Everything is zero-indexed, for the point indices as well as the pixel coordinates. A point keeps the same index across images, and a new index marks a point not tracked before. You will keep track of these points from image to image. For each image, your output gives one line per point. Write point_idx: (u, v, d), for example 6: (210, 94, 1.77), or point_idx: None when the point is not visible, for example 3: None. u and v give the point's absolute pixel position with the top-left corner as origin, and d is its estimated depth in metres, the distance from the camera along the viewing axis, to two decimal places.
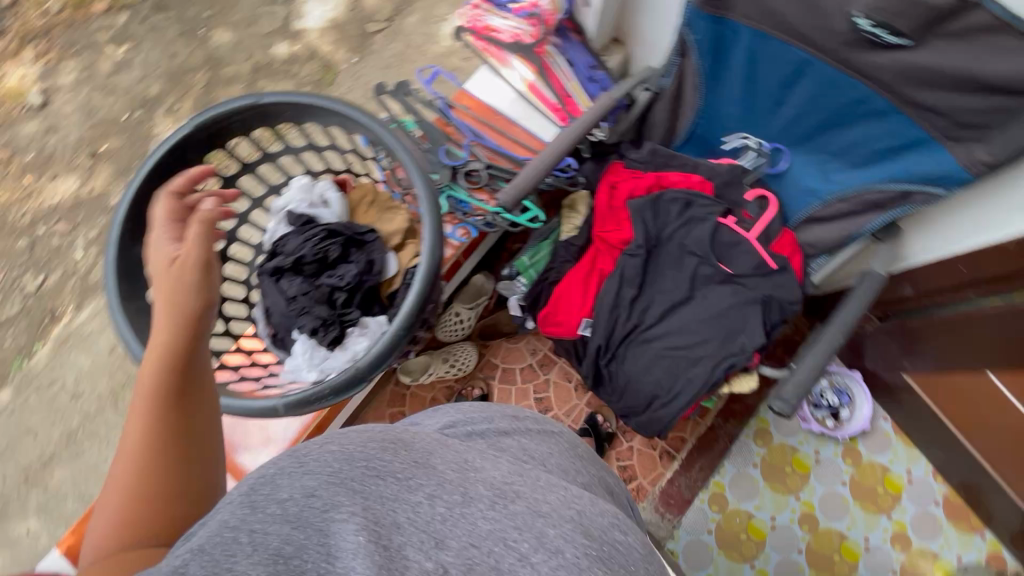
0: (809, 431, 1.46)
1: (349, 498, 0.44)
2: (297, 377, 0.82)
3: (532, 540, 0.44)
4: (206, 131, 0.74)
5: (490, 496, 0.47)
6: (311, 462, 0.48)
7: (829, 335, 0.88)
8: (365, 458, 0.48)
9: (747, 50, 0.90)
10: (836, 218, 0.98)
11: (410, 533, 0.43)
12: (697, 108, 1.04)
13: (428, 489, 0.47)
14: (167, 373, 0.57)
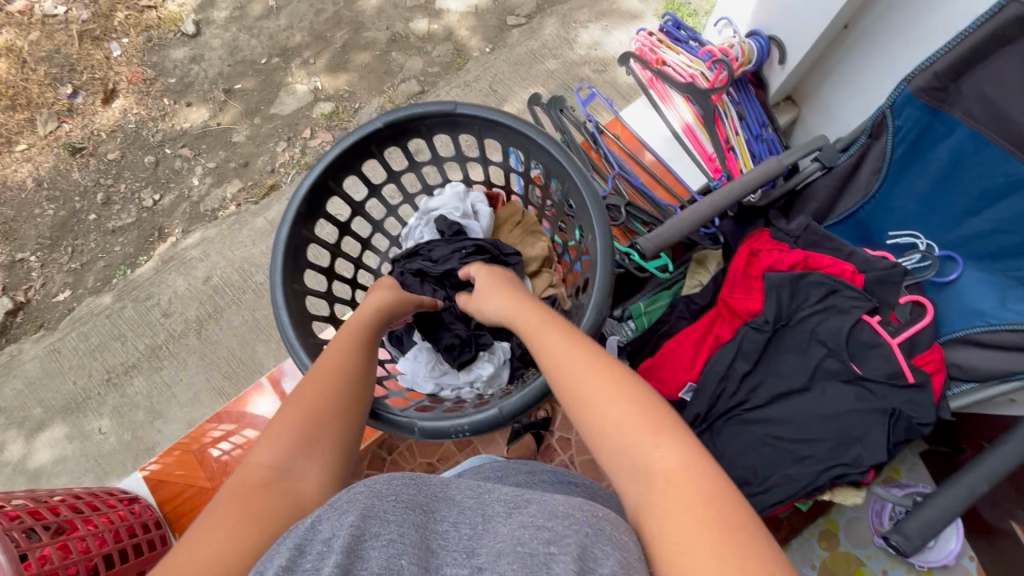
0: (880, 547, 1.34)
1: (385, 528, 0.49)
2: (415, 384, 0.88)
3: (557, 519, 0.51)
4: (393, 129, 0.75)
5: (502, 511, 0.55)
6: (338, 500, 0.52)
7: (967, 480, 0.79)
8: (391, 490, 0.54)
9: (955, 149, 0.82)
10: (1002, 347, 0.86)
11: (445, 555, 0.49)
12: (869, 194, 0.96)
13: (450, 515, 0.54)
14: (362, 367, 0.70)
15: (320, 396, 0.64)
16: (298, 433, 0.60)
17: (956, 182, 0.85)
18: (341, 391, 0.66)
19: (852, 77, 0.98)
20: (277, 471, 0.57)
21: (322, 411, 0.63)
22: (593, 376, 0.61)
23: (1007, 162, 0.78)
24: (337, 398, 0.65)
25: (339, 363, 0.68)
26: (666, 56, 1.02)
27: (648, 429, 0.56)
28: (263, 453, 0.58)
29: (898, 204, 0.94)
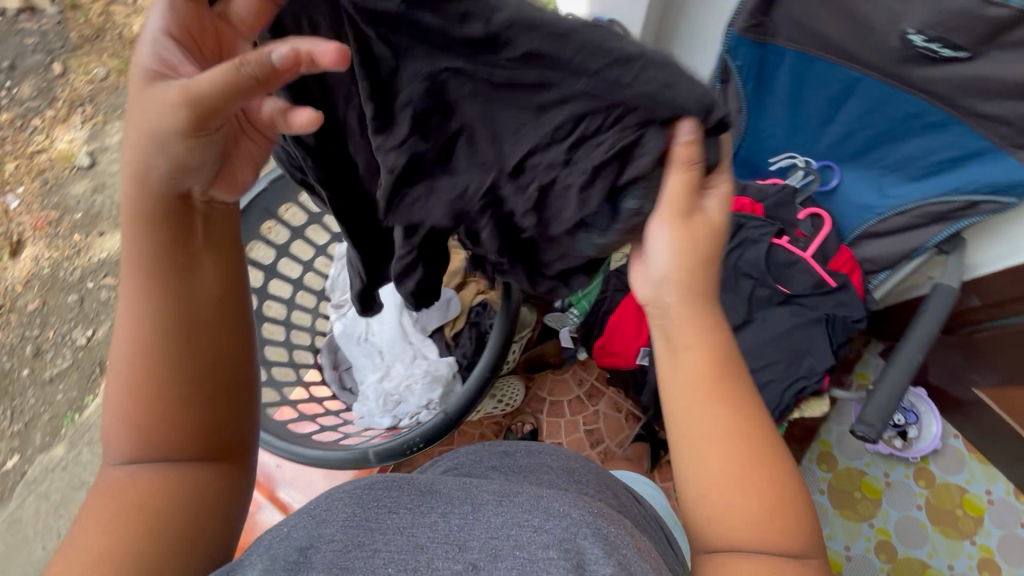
0: (875, 453, 1.40)
1: (370, 537, 0.53)
2: (372, 422, 0.99)
3: (542, 513, 0.55)
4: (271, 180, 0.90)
5: (492, 500, 0.58)
6: (326, 513, 0.57)
7: (906, 355, 0.85)
8: (373, 497, 0.59)
9: (793, 72, 0.90)
10: (895, 233, 0.97)
11: (433, 548, 0.53)
12: (742, 131, 1.04)
13: (437, 508, 0.58)
14: (193, 331, 0.58)
15: (133, 375, 0.56)
16: (134, 425, 0.56)
17: (805, 101, 0.94)
18: (156, 369, 0.56)
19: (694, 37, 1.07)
20: (128, 474, 0.56)
21: (166, 385, 0.56)
22: (724, 462, 0.60)
23: (836, 71, 0.86)
24: (155, 377, 0.56)
25: (138, 336, 0.56)
26: None
27: (771, 528, 0.59)
28: (109, 453, 0.58)
29: (769, 133, 1.02)
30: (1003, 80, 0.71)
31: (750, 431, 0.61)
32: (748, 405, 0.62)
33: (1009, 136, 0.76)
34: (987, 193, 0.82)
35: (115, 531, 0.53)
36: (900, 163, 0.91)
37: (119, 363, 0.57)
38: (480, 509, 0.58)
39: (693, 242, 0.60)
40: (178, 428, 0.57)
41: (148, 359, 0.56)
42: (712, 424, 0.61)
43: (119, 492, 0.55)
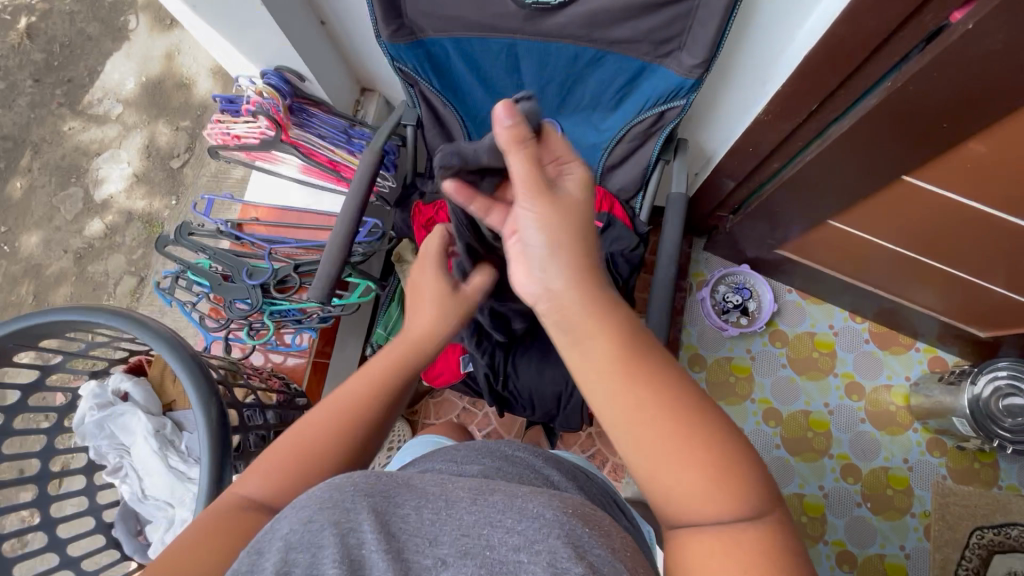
0: (732, 337, 1.50)
1: (352, 518, 0.41)
2: None
3: (515, 514, 0.43)
4: None
5: (468, 494, 0.45)
6: (300, 497, 0.44)
7: (662, 276, 0.90)
8: (357, 482, 0.44)
9: (459, 55, 0.88)
10: (626, 160, 1.00)
11: (406, 539, 0.41)
12: (460, 118, 1.01)
13: (415, 496, 0.44)
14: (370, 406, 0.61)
15: (324, 431, 0.58)
16: (288, 474, 0.55)
17: (489, 76, 0.93)
18: (343, 440, 0.58)
19: (371, 52, 1.01)
20: (259, 511, 0.52)
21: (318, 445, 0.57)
22: (652, 430, 0.47)
23: (491, 43, 0.85)
24: (332, 445, 0.58)
25: (354, 403, 0.61)
26: (232, 130, 0.97)
27: (715, 493, 0.45)
28: (248, 484, 0.54)
29: (484, 112, 1.01)
30: (609, 8, 0.75)
31: (671, 395, 0.49)
32: (662, 378, 0.49)
33: (650, 50, 0.80)
34: (665, 101, 0.87)
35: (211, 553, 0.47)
36: (594, 99, 0.93)
37: (319, 419, 0.59)
38: (458, 501, 0.45)
39: (564, 211, 0.53)
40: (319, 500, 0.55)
41: (341, 428, 0.59)
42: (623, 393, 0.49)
43: (238, 525, 0.50)
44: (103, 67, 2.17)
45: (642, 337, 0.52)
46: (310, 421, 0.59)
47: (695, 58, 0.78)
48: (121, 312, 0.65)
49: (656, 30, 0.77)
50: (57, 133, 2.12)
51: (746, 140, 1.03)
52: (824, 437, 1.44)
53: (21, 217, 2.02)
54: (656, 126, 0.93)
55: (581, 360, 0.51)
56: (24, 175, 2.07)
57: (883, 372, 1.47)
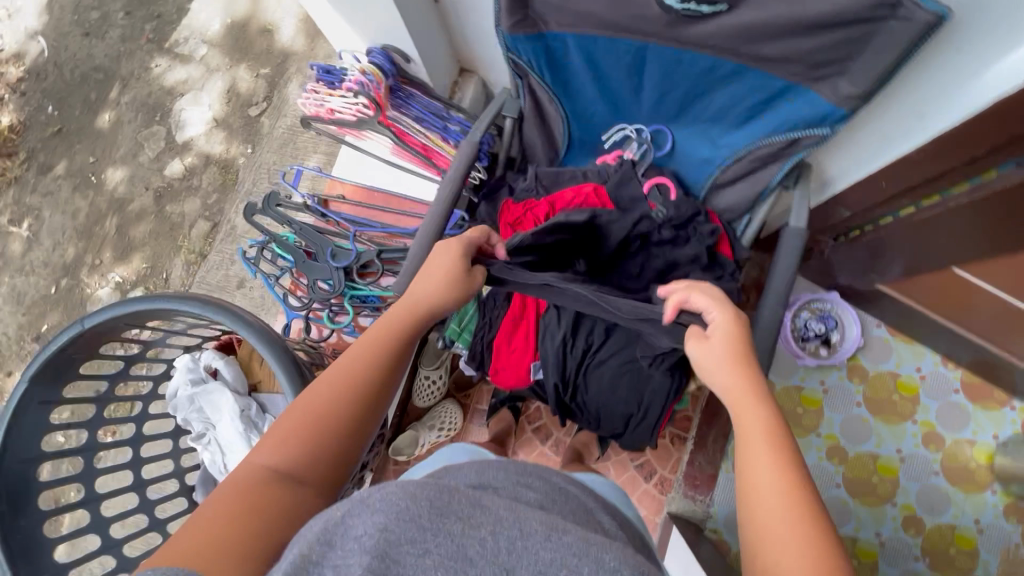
0: (807, 367, 1.42)
1: (424, 535, 0.40)
2: None
3: (592, 564, 0.41)
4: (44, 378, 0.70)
5: (543, 528, 0.43)
6: (375, 499, 0.43)
7: (767, 314, 0.83)
8: (429, 495, 0.44)
9: (581, 53, 0.82)
10: (740, 179, 0.92)
11: (482, 567, 0.40)
12: (563, 114, 0.96)
13: (488, 522, 0.43)
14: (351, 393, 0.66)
15: (314, 415, 0.63)
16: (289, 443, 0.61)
17: (607, 76, 0.86)
18: (328, 415, 0.64)
19: (481, 33, 0.94)
20: (277, 479, 0.58)
21: (324, 420, 0.63)
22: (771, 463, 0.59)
23: (619, 44, 0.78)
24: (332, 410, 0.64)
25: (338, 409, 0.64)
26: (328, 102, 0.96)
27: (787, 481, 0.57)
28: (264, 452, 0.60)
29: (592, 112, 0.95)
30: (768, 24, 0.65)
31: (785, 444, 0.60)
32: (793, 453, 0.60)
33: (801, 72, 0.71)
34: (804, 127, 0.78)
35: (200, 545, 0.49)
36: (718, 113, 0.85)
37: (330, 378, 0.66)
38: (532, 535, 0.43)
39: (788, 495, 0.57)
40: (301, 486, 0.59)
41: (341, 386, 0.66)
42: (732, 382, 0.68)
43: (257, 489, 0.57)
44: (192, 5, 2.17)
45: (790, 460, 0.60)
46: (323, 383, 0.66)
47: (856, 87, 0.69)
48: (214, 304, 0.66)
49: (816, 51, 0.67)
50: (145, 70, 2.15)
51: (881, 174, 0.90)
52: (889, 483, 1.36)
53: (107, 150, 2.11)
54: (784, 150, 0.83)
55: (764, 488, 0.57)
56: (113, 107, 2.13)
57: (968, 426, 1.37)
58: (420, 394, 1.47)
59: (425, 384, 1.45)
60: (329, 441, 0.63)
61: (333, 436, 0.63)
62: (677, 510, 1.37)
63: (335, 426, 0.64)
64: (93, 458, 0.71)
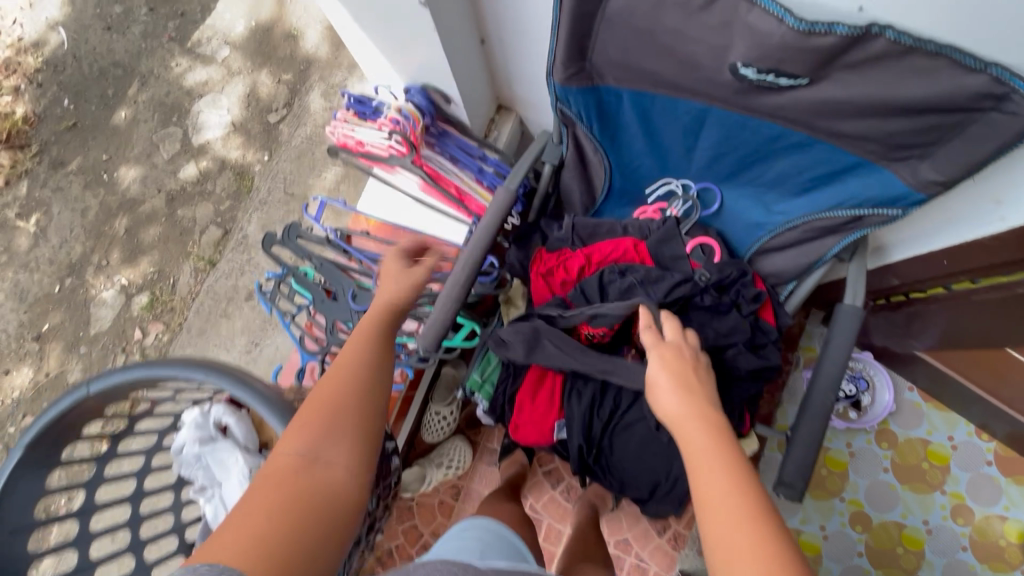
0: (833, 427, 1.36)
1: None
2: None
3: None
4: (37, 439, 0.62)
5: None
6: None
7: (817, 399, 0.77)
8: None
9: (635, 108, 0.77)
10: (791, 246, 0.87)
11: None
12: (608, 165, 0.91)
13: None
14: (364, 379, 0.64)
15: (329, 398, 0.61)
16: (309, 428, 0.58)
17: (659, 132, 0.81)
18: (345, 394, 0.61)
19: (526, 76, 0.89)
20: (308, 466, 0.56)
21: (343, 406, 0.61)
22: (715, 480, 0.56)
23: (679, 104, 0.73)
24: (348, 395, 0.61)
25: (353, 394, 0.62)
26: (357, 135, 0.90)
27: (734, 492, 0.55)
28: (291, 440, 0.57)
29: (637, 165, 0.90)
30: (851, 102, 0.60)
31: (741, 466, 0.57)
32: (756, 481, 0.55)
33: (878, 151, 0.66)
34: (871, 205, 0.72)
35: (254, 542, 0.49)
36: (776, 180, 0.80)
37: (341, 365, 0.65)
38: None
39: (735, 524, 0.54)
40: (334, 465, 0.56)
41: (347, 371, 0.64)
42: (676, 405, 0.64)
43: (288, 478, 0.54)
44: (217, 5, 2.12)
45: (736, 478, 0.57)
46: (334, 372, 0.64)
47: (939, 173, 0.63)
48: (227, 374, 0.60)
49: (900, 134, 0.62)
50: (165, 69, 2.10)
51: (945, 252, 0.85)
52: (915, 556, 1.30)
53: (121, 148, 2.06)
54: (844, 225, 0.78)
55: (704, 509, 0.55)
56: (130, 105, 2.09)
57: (1000, 502, 1.31)
58: (429, 429, 1.42)
59: (435, 419, 1.39)
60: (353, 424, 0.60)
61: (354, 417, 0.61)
62: (691, 569, 1.32)
63: (356, 404, 0.61)
64: (89, 521, 0.65)
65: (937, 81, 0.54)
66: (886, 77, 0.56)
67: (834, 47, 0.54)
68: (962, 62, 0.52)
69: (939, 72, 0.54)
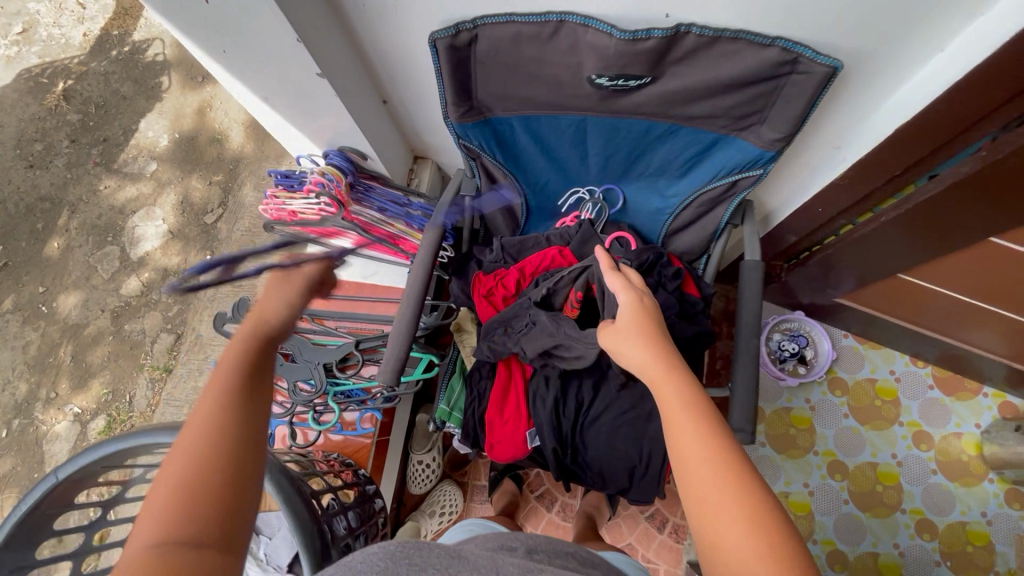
0: (790, 387, 1.45)
1: None
2: None
3: None
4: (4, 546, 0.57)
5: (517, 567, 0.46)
6: (359, 562, 0.45)
7: (745, 346, 0.86)
8: (406, 554, 0.45)
9: (526, 131, 0.88)
10: (692, 223, 0.98)
11: None
12: (520, 188, 1.01)
13: (466, 569, 0.45)
14: (228, 422, 0.53)
15: (189, 466, 0.49)
16: (171, 508, 0.47)
17: (553, 147, 0.91)
18: (211, 445, 0.51)
19: (430, 125, 0.99)
20: (170, 547, 0.45)
21: (205, 462, 0.50)
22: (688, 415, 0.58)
23: (560, 119, 0.84)
24: (213, 446, 0.51)
25: (213, 444, 0.51)
26: (289, 206, 0.97)
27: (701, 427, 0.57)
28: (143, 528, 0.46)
29: (544, 181, 1.00)
30: (690, 88, 0.72)
31: (741, 466, 0.54)
32: (750, 466, 0.54)
33: (727, 124, 0.78)
34: (740, 170, 0.84)
35: None
36: (661, 167, 0.91)
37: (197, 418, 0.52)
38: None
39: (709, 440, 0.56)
40: (203, 532, 0.47)
41: (214, 421, 0.52)
42: (641, 351, 0.68)
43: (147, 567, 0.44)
44: (138, 125, 2.21)
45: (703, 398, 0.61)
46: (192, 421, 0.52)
47: (778, 131, 0.76)
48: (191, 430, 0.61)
49: (737, 106, 0.74)
50: (94, 193, 2.14)
51: (816, 200, 0.98)
52: (894, 490, 1.37)
53: (58, 277, 2.05)
54: (727, 193, 0.90)
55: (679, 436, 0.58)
56: (62, 234, 2.10)
57: (951, 420, 1.41)
58: (415, 481, 1.41)
59: (419, 469, 1.39)
60: (218, 475, 0.49)
61: (223, 469, 0.50)
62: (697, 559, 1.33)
63: (212, 453, 0.50)
64: None
65: (745, 58, 0.67)
66: (708, 63, 0.69)
67: (659, 47, 0.67)
68: (753, 40, 0.66)
69: (744, 51, 0.67)
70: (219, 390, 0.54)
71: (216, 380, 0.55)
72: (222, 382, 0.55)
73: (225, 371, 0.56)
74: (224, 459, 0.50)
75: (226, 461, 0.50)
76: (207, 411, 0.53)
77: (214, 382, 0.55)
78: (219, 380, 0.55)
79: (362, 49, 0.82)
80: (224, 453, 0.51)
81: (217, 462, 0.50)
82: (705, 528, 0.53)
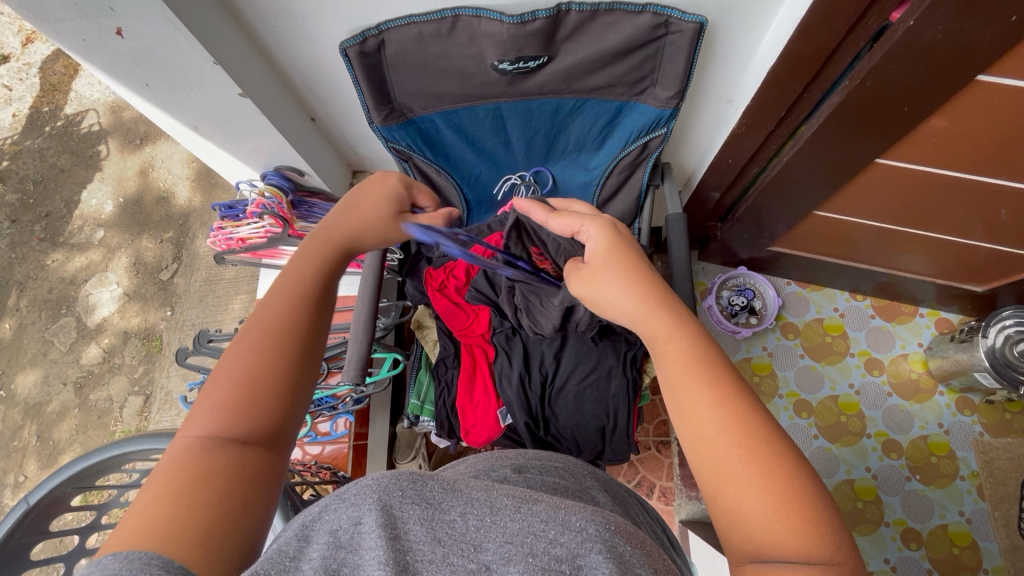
0: (746, 339, 1.53)
1: (400, 537, 0.44)
2: None
3: (557, 525, 0.45)
4: None
5: (512, 501, 0.48)
6: (352, 493, 0.47)
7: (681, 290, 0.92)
8: (402, 486, 0.47)
9: (449, 126, 0.94)
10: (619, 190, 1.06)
11: (448, 545, 0.44)
12: (455, 182, 1.07)
13: (459, 504, 0.47)
14: (282, 335, 0.57)
15: (253, 368, 0.55)
16: (230, 409, 0.52)
17: (477, 138, 0.98)
18: (271, 358, 0.55)
19: (360, 135, 1.05)
20: (217, 441, 0.50)
21: (259, 371, 0.54)
22: (705, 390, 0.54)
23: (477, 110, 0.91)
24: (272, 357, 0.55)
25: (272, 354, 0.56)
26: (237, 233, 1.02)
27: (719, 403, 0.53)
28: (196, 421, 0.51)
29: (477, 172, 1.07)
30: (583, 61, 0.80)
31: (764, 443, 0.51)
32: (775, 444, 0.51)
33: (626, 90, 0.86)
34: (647, 132, 0.92)
35: (157, 528, 0.43)
36: (579, 142, 0.99)
37: (257, 324, 0.58)
38: (503, 508, 0.47)
39: (731, 417, 0.52)
40: (255, 435, 0.52)
41: (277, 329, 0.57)
42: (641, 310, 0.61)
43: (194, 460, 0.48)
44: (80, 195, 2.20)
45: (714, 366, 0.56)
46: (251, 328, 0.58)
47: (669, 90, 0.84)
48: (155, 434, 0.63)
49: (629, 72, 0.83)
50: (42, 268, 2.11)
51: (726, 152, 1.07)
52: (857, 418, 1.45)
53: (13, 359, 1.99)
54: (642, 156, 0.98)
55: (697, 420, 0.53)
56: (13, 314, 2.05)
57: (896, 343, 1.51)
58: None
59: None
60: (272, 386, 0.54)
61: (278, 378, 0.55)
62: (687, 516, 1.37)
63: (265, 364, 0.55)
64: None
65: (625, 27, 0.76)
66: (594, 36, 0.77)
67: (546, 27, 0.74)
68: (626, 9, 0.74)
69: (622, 20, 0.75)
70: (282, 302, 0.60)
71: (279, 293, 0.61)
72: (284, 299, 0.60)
73: (293, 287, 0.61)
74: (279, 373, 0.55)
75: (280, 375, 0.55)
76: (262, 321, 0.58)
77: (280, 293, 0.60)
78: (284, 293, 0.61)
79: (281, 70, 0.87)
80: (278, 368, 0.55)
81: (271, 374, 0.55)
82: (719, 497, 0.51)
